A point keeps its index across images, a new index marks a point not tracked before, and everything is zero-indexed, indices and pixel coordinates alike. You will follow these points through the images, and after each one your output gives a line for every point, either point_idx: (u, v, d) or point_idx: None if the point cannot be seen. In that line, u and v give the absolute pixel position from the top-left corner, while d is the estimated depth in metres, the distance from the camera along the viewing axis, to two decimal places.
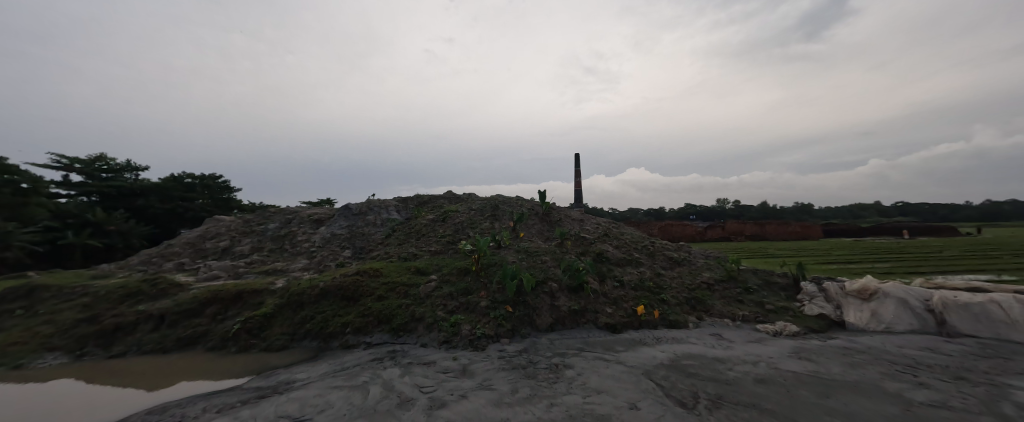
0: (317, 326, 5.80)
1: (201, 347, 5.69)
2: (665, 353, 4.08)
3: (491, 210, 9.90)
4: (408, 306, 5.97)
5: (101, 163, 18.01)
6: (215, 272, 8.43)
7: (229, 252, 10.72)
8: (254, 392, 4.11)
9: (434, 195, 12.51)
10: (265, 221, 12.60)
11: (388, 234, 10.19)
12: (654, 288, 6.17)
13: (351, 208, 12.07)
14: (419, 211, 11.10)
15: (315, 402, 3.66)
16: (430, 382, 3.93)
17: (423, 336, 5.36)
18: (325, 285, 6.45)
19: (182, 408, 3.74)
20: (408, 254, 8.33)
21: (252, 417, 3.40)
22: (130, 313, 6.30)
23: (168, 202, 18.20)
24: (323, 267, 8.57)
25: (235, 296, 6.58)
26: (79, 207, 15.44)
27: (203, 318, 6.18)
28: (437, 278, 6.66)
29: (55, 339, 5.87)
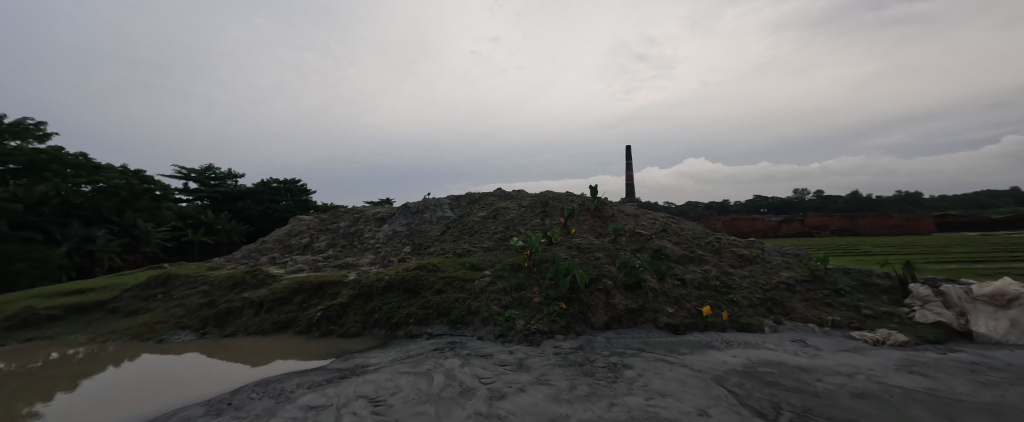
0: (384, 316, 6.29)
1: (292, 331, 6.48)
2: (737, 358, 3.77)
3: (541, 207, 9.90)
4: (465, 300, 6.20)
5: (210, 172, 21.11)
6: (300, 265, 9.49)
7: (309, 248, 11.97)
8: (336, 372, 4.57)
9: (485, 193, 12.81)
10: (336, 220, 13.84)
11: (443, 231, 10.66)
12: (721, 288, 5.71)
13: (410, 207, 12.82)
14: (472, 209, 11.44)
15: (386, 385, 3.98)
16: (488, 374, 4.06)
17: (481, 329, 5.54)
18: (390, 279, 6.94)
19: (280, 383, 4.28)
20: (462, 250, 8.64)
21: (336, 395, 3.78)
22: (235, 299, 7.34)
23: (259, 204, 20.84)
24: (387, 261, 9.25)
25: (316, 286, 7.32)
26: (195, 209, 18.29)
27: (292, 306, 7.00)
28: (491, 273, 6.84)
29: (184, 319, 7.05)
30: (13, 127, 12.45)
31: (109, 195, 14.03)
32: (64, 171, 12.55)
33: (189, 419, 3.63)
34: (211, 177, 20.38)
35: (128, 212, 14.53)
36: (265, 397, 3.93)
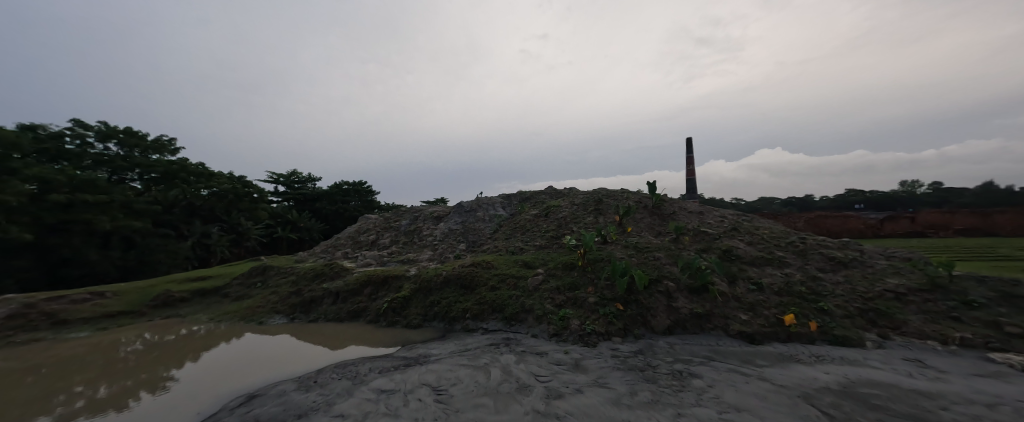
0: (443, 310, 6.57)
1: (363, 320, 7.07)
2: (830, 376, 3.33)
3: (594, 204, 9.63)
4: (518, 297, 6.26)
5: (293, 176, 23.69)
6: (368, 260, 10.29)
7: (375, 244, 12.93)
8: (402, 360, 4.89)
9: (537, 191, 12.77)
10: (398, 218, 14.74)
11: (496, 229, 10.85)
12: (807, 295, 5.08)
13: (464, 205, 13.23)
14: (523, 207, 11.49)
15: (448, 375, 4.16)
16: (545, 372, 4.04)
17: (536, 327, 5.55)
18: (447, 274, 7.23)
19: (356, 366, 4.69)
20: (514, 248, 8.72)
21: (402, 381, 4.05)
22: (315, 290, 8.18)
23: (333, 204, 22.98)
24: (444, 258, 9.66)
25: (382, 279, 7.88)
26: (283, 209, 20.72)
27: (362, 297, 7.62)
28: (544, 272, 6.81)
29: (276, 305, 8.04)
30: (154, 144, 15.14)
31: (222, 196, 16.35)
32: (189, 178, 14.98)
33: (284, 393, 4.13)
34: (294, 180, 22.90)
35: (234, 211, 16.95)
36: (343, 378, 4.35)
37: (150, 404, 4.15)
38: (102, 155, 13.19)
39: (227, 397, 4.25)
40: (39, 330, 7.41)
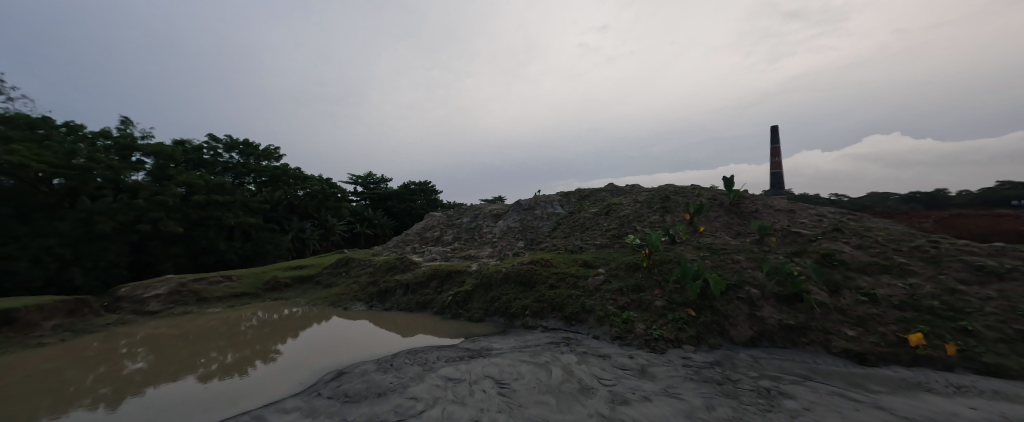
0: (503, 306, 6.69)
1: (430, 311, 7.50)
2: (976, 413, 2.71)
3: (660, 202, 9.04)
4: (578, 297, 6.12)
5: (368, 178, 25.86)
6: (433, 255, 10.85)
7: (439, 240, 13.60)
8: (466, 351, 5.08)
9: (597, 189, 12.37)
10: (459, 216, 15.31)
11: (555, 227, 10.74)
12: (939, 311, 4.20)
13: (522, 204, 13.33)
14: (583, 205, 11.21)
15: (510, 370, 4.22)
16: (609, 375, 3.89)
17: (597, 328, 5.38)
18: (506, 271, 7.32)
19: (425, 354, 4.99)
20: (574, 246, 8.54)
21: (467, 372, 4.20)
22: (389, 281, 8.84)
23: (402, 203, 24.68)
24: (503, 255, 9.82)
25: (446, 273, 8.24)
26: (360, 207, 22.78)
27: (429, 289, 8.07)
28: (605, 272, 6.57)
29: (356, 294, 8.86)
30: (264, 152, 17.58)
31: (314, 197, 18.30)
32: (289, 181, 17.17)
33: (366, 373, 4.53)
34: (369, 181, 25.01)
35: (323, 210, 18.99)
36: (415, 364, 4.65)
37: (264, 372, 4.85)
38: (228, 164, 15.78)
39: (322, 371, 4.80)
40: (190, 305, 9.02)
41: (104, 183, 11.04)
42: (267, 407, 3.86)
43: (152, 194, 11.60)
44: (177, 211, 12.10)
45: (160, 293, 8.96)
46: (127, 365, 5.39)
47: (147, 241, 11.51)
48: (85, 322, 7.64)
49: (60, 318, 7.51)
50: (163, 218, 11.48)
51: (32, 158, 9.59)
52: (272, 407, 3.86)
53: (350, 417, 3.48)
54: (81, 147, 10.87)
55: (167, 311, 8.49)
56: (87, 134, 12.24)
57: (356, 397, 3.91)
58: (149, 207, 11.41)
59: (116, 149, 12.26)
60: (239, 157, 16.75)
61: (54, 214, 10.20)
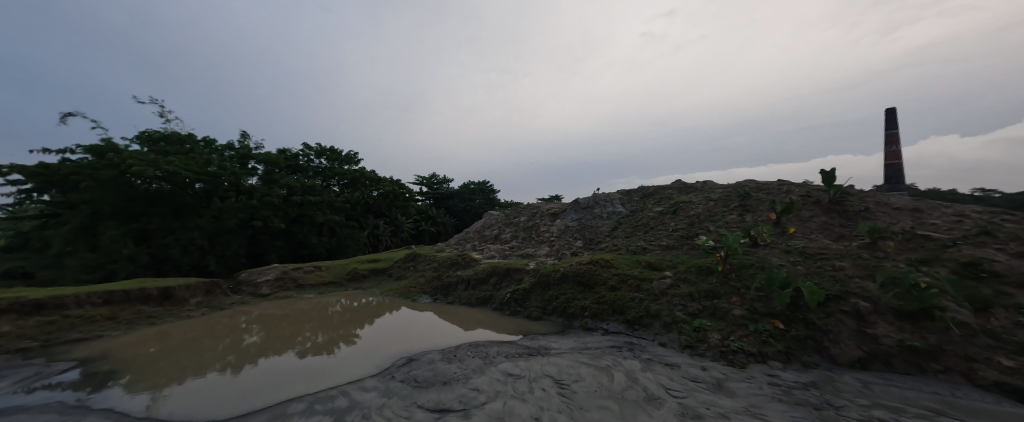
0: (561, 306, 6.58)
1: (489, 307, 7.65)
2: None
3: (738, 200, 8.19)
4: (642, 300, 5.77)
5: (431, 178, 27.25)
6: (491, 253, 11.05)
7: (497, 238, 13.82)
8: (525, 348, 5.09)
9: (662, 186, 11.60)
10: (517, 215, 15.42)
11: (615, 227, 10.29)
12: None
13: (581, 202, 12.99)
14: (647, 203, 10.60)
15: (569, 370, 4.14)
16: (678, 386, 3.60)
17: (664, 335, 5.03)
18: (564, 270, 7.18)
19: (486, 349, 5.10)
20: (637, 247, 8.08)
21: (526, 370, 4.21)
22: (451, 276, 9.21)
23: (463, 202, 25.60)
24: (561, 254, 9.65)
25: (504, 271, 8.32)
26: (425, 206, 24.09)
27: (488, 286, 8.23)
28: (672, 275, 6.11)
29: (422, 287, 9.37)
30: (346, 157, 19.46)
31: (388, 196, 19.82)
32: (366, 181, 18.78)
33: (433, 361, 4.75)
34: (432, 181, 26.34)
35: (394, 209, 20.21)
36: (475, 357, 4.78)
37: (347, 353, 5.35)
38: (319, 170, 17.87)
39: (395, 356, 5.15)
40: (290, 289, 10.26)
41: (230, 187, 13.18)
42: (349, 385, 4.23)
43: (263, 195, 13.57)
44: (281, 210, 13.86)
45: (269, 278, 10.36)
46: (245, 338, 6.32)
47: (258, 235, 13.55)
48: (217, 300, 9.05)
49: (202, 296, 9.00)
50: (270, 215, 13.29)
51: (181, 165, 11.86)
52: (354, 385, 4.21)
53: (420, 402, 3.68)
54: (213, 158, 13.22)
55: (274, 294, 9.77)
56: (218, 147, 14.88)
57: (425, 383, 4.12)
58: (261, 206, 13.29)
59: (237, 158, 14.61)
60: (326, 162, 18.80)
61: (194, 212, 12.42)
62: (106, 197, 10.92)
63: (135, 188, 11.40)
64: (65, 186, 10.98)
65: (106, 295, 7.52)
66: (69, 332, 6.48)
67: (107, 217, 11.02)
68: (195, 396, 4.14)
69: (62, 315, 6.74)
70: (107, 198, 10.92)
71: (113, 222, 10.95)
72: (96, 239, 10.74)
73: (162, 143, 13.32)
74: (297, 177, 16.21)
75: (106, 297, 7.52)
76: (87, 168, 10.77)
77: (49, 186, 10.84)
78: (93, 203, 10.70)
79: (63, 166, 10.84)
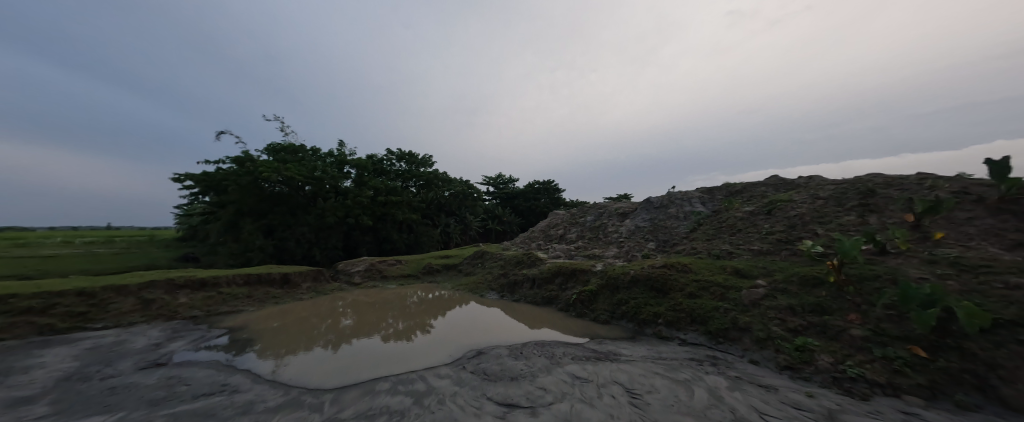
0: (632, 310, 6.19)
1: (555, 307, 7.52)
2: None
3: (854, 199, 6.89)
4: (727, 311, 5.15)
5: (498, 179, 27.87)
6: (557, 253, 10.87)
7: (563, 238, 13.58)
8: (592, 352, 4.89)
9: (752, 183, 10.31)
10: (583, 214, 14.99)
11: (694, 228, 9.39)
12: None
13: (653, 202, 12.15)
14: (733, 201, 9.48)
15: (642, 380, 3.92)
16: (776, 412, 3.11)
17: (755, 351, 4.42)
18: (635, 273, 6.74)
19: (552, 349, 5.01)
20: (721, 251, 7.27)
21: (596, 375, 4.10)
22: (517, 274, 9.26)
23: (528, 202, 25.76)
24: (631, 256, 9.11)
25: (570, 271, 8.10)
26: (491, 205, 24.74)
27: (553, 286, 8.08)
28: (765, 285, 5.34)
29: (490, 284, 9.57)
30: (422, 160, 20.77)
31: (458, 196, 20.73)
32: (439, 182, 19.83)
33: (501, 356, 4.78)
34: (499, 181, 26.93)
35: (462, 208, 21.06)
36: (542, 356, 4.72)
37: (425, 341, 5.65)
38: (400, 173, 19.35)
39: (466, 347, 5.29)
40: (376, 279, 11.26)
41: (331, 190, 14.90)
42: (426, 371, 4.43)
43: (356, 196, 15.10)
44: (370, 209, 15.29)
45: (361, 269, 11.50)
46: (342, 320, 7.06)
47: (351, 231, 15.13)
48: (322, 285, 10.28)
49: (311, 281, 10.27)
50: (359, 213, 14.72)
51: (295, 171, 13.77)
52: (431, 372, 4.40)
53: (490, 394, 3.71)
54: (318, 164, 15.07)
55: (365, 283, 10.80)
56: (322, 155, 17.00)
57: (494, 376, 4.14)
58: (353, 205, 14.78)
59: (336, 165, 16.53)
60: (405, 166, 20.27)
61: (303, 209, 14.35)
62: (244, 198, 13.22)
63: (264, 190, 13.52)
64: (219, 189, 13.63)
65: (247, 277, 8.97)
66: (222, 306, 7.88)
67: (245, 214, 13.37)
68: (305, 366, 4.71)
69: (219, 292, 8.20)
70: (245, 198, 13.23)
71: (249, 218, 13.28)
72: (237, 233, 13.15)
73: (283, 153, 15.69)
74: (382, 180, 17.75)
75: (245, 279, 8.94)
76: (232, 175, 13.20)
77: (209, 190, 13.79)
78: (237, 203, 13.05)
79: (219, 174, 13.50)
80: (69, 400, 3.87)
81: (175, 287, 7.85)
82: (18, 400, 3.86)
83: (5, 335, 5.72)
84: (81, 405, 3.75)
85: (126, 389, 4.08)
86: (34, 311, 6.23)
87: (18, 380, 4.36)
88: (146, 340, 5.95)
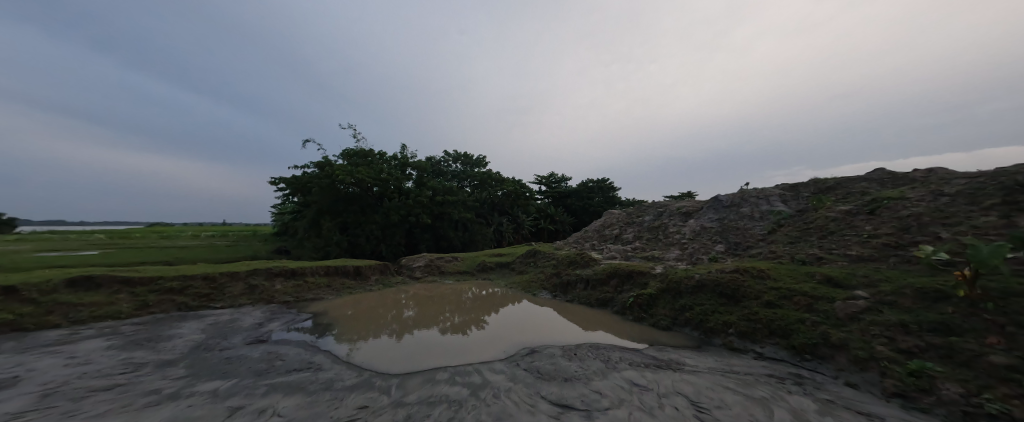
0: (697, 317, 5.71)
1: (610, 309, 7.21)
2: None
3: (992, 196, 5.64)
4: (815, 324, 4.51)
5: (551, 178, 27.59)
6: (612, 253, 10.43)
7: (618, 238, 13.02)
8: (652, 359, 4.58)
9: (846, 178, 8.99)
10: (641, 214, 14.23)
11: (773, 230, 8.41)
12: None
13: (722, 200, 11.14)
14: (823, 200, 8.30)
15: (710, 393, 3.58)
16: None
17: (854, 373, 3.80)
18: (701, 278, 6.20)
19: (608, 352, 4.78)
20: (807, 256, 6.41)
21: (656, 383, 3.83)
22: (571, 274, 9.04)
23: (581, 201, 25.24)
24: (695, 259, 8.43)
25: (627, 273, 7.69)
26: (544, 204, 24.61)
27: (609, 288, 7.75)
28: (865, 297, 4.58)
29: (543, 283, 9.47)
30: (477, 161, 21.31)
31: (512, 195, 20.91)
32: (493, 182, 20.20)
33: (554, 356, 4.66)
34: (552, 181, 26.71)
35: (515, 207, 21.21)
36: (597, 359, 4.53)
37: (479, 335, 5.73)
38: (456, 173, 20.04)
39: (519, 345, 5.26)
40: (435, 274, 11.75)
41: (394, 191, 15.88)
42: (481, 365, 4.46)
43: (418, 195, 15.91)
44: (429, 208, 16.03)
45: (422, 264, 12.07)
46: (405, 312, 7.45)
47: (413, 228, 15.98)
48: (388, 278, 10.98)
49: (378, 274, 11.04)
50: (420, 212, 15.49)
51: (365, 173, 14.89)
52: (486, 366, 4.42)
53: (544, 393, 3.62)
54: (384, 167, 16.14)
55: (425, 278, 11.33)
56: (389, 158, 18.19)
57: (547, 375, 4.04)
58: (414, 204, 15.59)
59: (399, 167, 17.58)
60: (461, 167, 20.92)
61: (370, 208, 15.47)
62: (324, 198, 14.60)
63: (341, 191, 14.78)
64: (305, 190, 15.20)
65: (328, 268, 9.87)
66: (307, 293, 8.73)
67: (326, 212, 14.76)
68: (373, 352, 5.03)
69: (306, 281, 9.10)
70: (325, 198, 14.62)
71: (329, 216, 14.64)
72: (318, 228, 14.56)
73: (355, 157, 17.02)
74: (439, 180, 18.52)
75: (326, 270, 9.82)
76: (315, 178, 14.67)
77: (298, 191, 15.45)
78: (319, 203, 14.48)
79: (304, 177, 15.09)
80: (199, 365, 4.53)
81: (273, 274, 8.83)
82: (164, 362, 4.63)
83: (155, 309, 6.94)
84: (207, 370, 4.37)
85: (237, 360, 4.68)
86: (173, 291, 7.43)
87: (164, 346, 5.23)
88: (252, 319, 6.78)
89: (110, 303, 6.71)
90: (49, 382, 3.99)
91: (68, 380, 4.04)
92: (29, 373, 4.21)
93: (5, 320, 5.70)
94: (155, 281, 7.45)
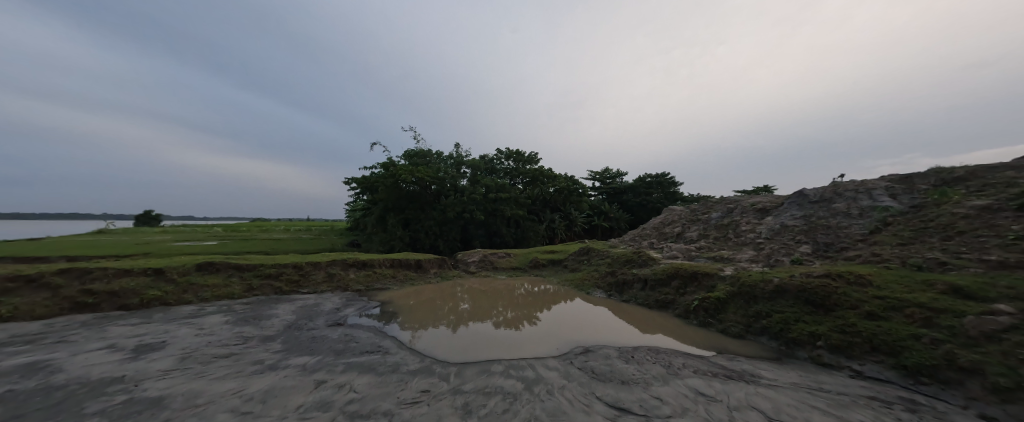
0: (776, 326, 5.09)
1: (672, 312, 6.72)
2: None
3: None
4: (933, 341, 3.77)
5: (605, 173, 26.66)
6: (674, 252, 9.75)
7: (680, 236, 12.16)
8: (722, 368, 4.17)
9: (979, 168, 7.42)
10: (707, 210, 13.14)
11: (876, 229, 7.21)
12: None
13: (808, 195, 9.84)
14: (948, 194, 6.93)
15: (794, 411, 3.15)
16: None
17: (991, 405, 3.10)
18: (782, 282, 5.52)
19: (670, 357, 4.46)
20: (925, 262, 5.37)
21: (728, 394, 3.46)
22: (627, 273, 8.62)
23: (639, 197, 24.14)
24: (774, 261, 7.54)
25: (692, 274, 7.12)
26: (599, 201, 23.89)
27: (671, 289, 7.23)
28: (1010, 313, 3.70)
29: (598, 282, 9.14)
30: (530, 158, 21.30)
31: (567, 192, 20.52)
32: (546, 179, 20.04)
33: (610, 357, 4.45)
34: (607, 176, 25.84)
35: (568, 204, 20.87)
36: (657, 363, 4.23)
37: (531, 331, 5.69)
38: (510, 170, 20.20)
39: (572, 343, 5.12)
40: (489, 269, 11.97)
41: (451, 189, 16.52)
42: (534, 360, 4.42)
43: (473, 192, 16.31)
44: (483, 205, 16.37)
45: (477, 259, 12.37)
46: (460, 304, 7.67)
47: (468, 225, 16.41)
48: (445, 272, 11.43)
49: (437, 266, 11.54)
50: (476, 209, 15.86)
51: (425, 173, 15.61)
52: (539, 362, 4.36)
53: (600, 394, 3.46)
54: (442, 167, 16.81)
55: (479, 273, 11.61)
56: (446, 158, 18.91)
57: (603, 376, 3.86)
58: (470, 201, 16.02)
59: (455, 166, 18.21)
60: (514, 164, 21.01)
61: (429, 205, 16.21)
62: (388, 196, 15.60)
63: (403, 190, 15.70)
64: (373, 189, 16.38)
65: (392, 260, 10.52)
66: (375, 282, 9.38)
67: (390, 209, 15.77)
68: (433, 341, 5.21)
69: (374, 272, 9.79)
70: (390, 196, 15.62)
71: (393, 213, 15.63)
72: (384, 224, 15.60)
73: (416, 158, 17.98)
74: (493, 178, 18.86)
75: (391, 262, 10.47)
76: (381, 178, 15.71)
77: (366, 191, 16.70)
78: (384, 201, 15.49)
79: (372, 176, 16.25)
80: (290, 341, 5.08)
81: (347, 265, 9.62)
82: (264, 337, 5.26)
83: (257, 292, 7.95)
84: (294, 346, 4.88)
85: (318, 340, 5.16)
86: (271, 276, 8.45)
87: (265, 323, 5.95)
88: (330, 304, 7.45)
89: (226, 285, 7.81)
90: (186, 347, 4.73)
91: (198, 347, 4.75)
92: (171, 339, 5.04)
93: (155, 295, 6.94)
94: (257, 267, 8.51)
